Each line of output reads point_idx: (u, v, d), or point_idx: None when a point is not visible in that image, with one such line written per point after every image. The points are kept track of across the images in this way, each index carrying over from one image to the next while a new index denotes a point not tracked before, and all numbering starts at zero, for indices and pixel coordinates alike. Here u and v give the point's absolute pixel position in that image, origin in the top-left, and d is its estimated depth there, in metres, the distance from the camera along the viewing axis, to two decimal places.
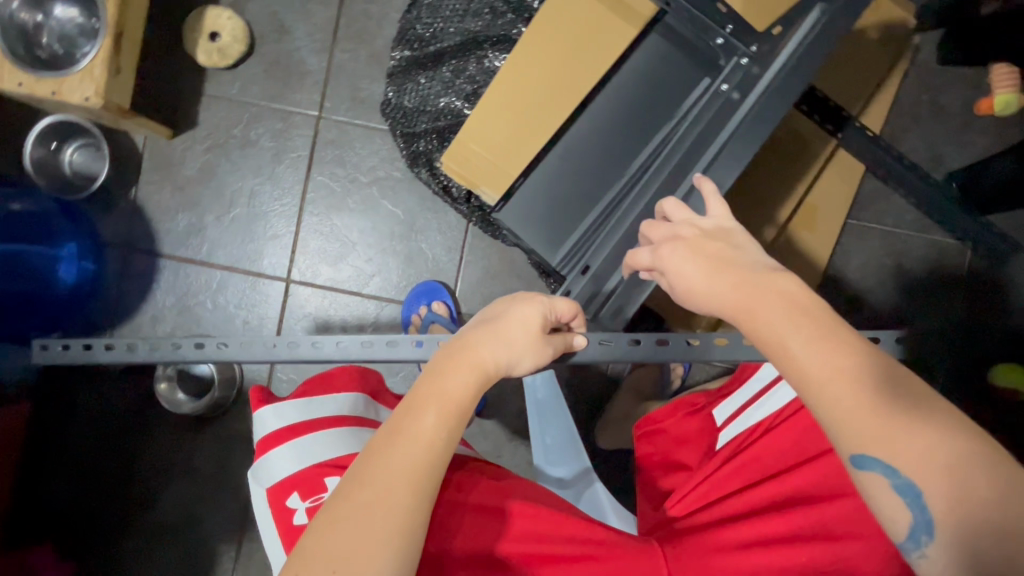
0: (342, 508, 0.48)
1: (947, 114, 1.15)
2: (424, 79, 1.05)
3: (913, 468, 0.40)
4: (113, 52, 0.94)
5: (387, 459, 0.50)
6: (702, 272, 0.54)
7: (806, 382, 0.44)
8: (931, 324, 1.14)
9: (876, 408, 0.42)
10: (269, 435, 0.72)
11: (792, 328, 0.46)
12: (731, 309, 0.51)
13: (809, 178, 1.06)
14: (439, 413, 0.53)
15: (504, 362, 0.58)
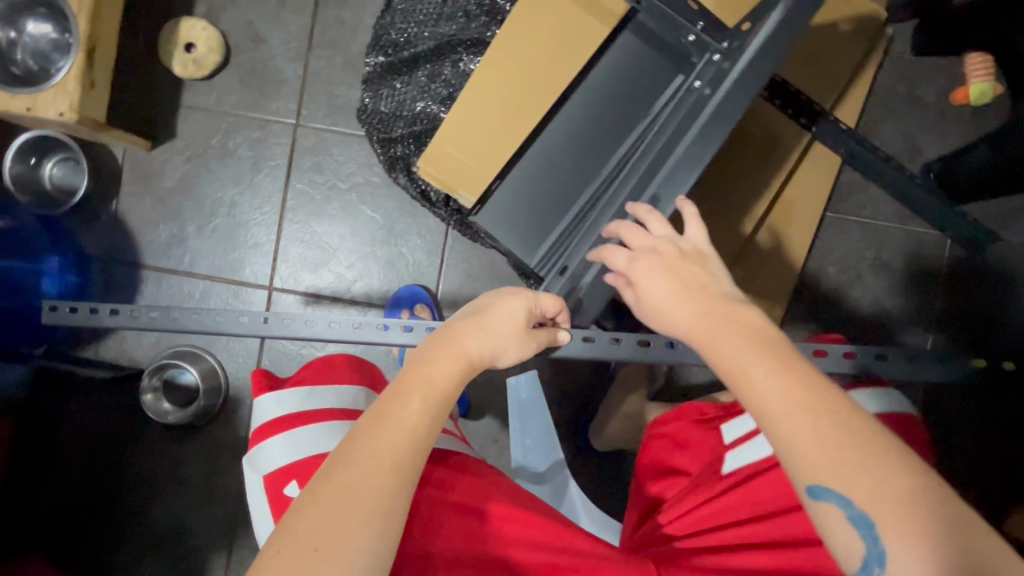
0: (325, 491, 0.47)
1: (923, 105, 1.15)
2: (400, 84, 1.05)
3: (872, 503, 0.41)
4: (87, 67, 0.95)
5: (373, 443, 0.49)
6: (670, 291, 0.55)
7: (766, 412, 0.45)
8: (913, 315, 1.14)
9: (832, 441, 0.43)
10: (267, 424, 0.70)
11: (754, 360, 0.48)
12: (696, 337, 0.52)
13: (785, 170, 1.05)
14: (424, 400, 0.52)
15: (489, 353, 0.58)
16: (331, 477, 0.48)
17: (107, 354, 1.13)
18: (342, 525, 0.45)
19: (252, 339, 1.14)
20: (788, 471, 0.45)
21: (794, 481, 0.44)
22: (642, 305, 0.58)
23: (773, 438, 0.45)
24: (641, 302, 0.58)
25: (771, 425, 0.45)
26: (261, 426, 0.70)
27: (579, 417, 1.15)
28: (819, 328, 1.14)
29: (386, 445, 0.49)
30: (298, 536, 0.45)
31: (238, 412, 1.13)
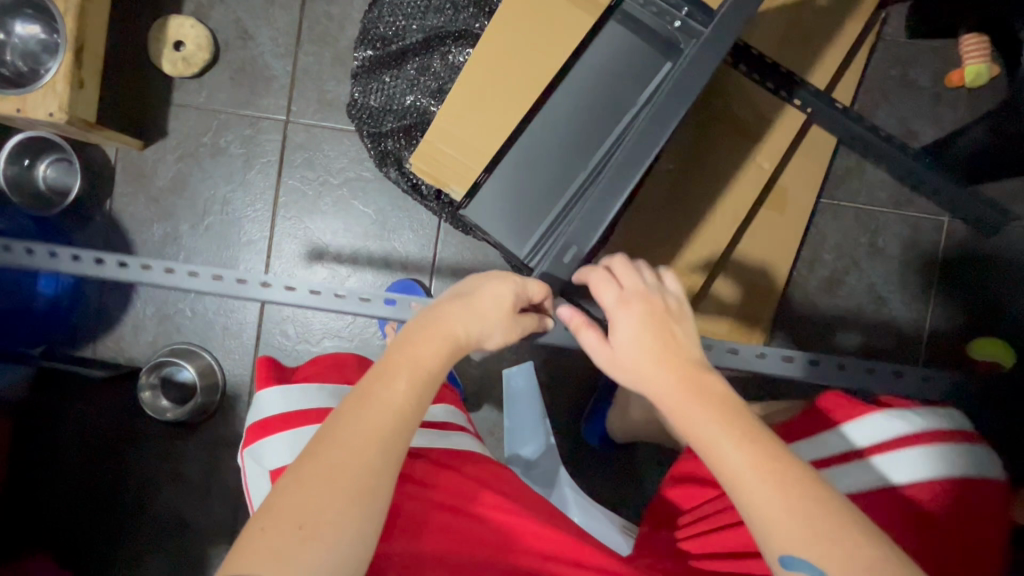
0: (308, 472, 0.47)
1: (918, 88, 1.14)
2: (388, 78, 1.05)
3: (842, 570, 0.42)
4: (75, 67, 0.95)
5: (356, 423, 0.49)
6: (640, 350, 0.56)
7: (736, 482, 0.47)
8: (910, 301, 1.13)
9: (801, 512, 0.44)
10: (276, 419, 0.66)
11: (722, 429, 0.49)
12: (666, 400, 0.54)
13: (778, 153, 1.03)
14: (411, 379, 0.53)
15: (474, 333, 0.59)
16: (313, 457, 0.48)
17: (104, 353, 1.14)
18: (326, 505, 0.46)
19: (248, 337, 1.15)
20: (760, 542, 0.46)
21: (767, 551, 0.45)
22: (614, 358, 0.59)
23: (745, 509, 0.46)
24: (614, 357, 0.59)
25: (743, 496, 0.46)
26: (266, 420, 0.67)
27: (574, 408, 1.15)
28: (816, 315, 1.13)
29: (370, 426, 0.49)
30: (283, 513, 0.45)
31: (236, 408, 1.14)
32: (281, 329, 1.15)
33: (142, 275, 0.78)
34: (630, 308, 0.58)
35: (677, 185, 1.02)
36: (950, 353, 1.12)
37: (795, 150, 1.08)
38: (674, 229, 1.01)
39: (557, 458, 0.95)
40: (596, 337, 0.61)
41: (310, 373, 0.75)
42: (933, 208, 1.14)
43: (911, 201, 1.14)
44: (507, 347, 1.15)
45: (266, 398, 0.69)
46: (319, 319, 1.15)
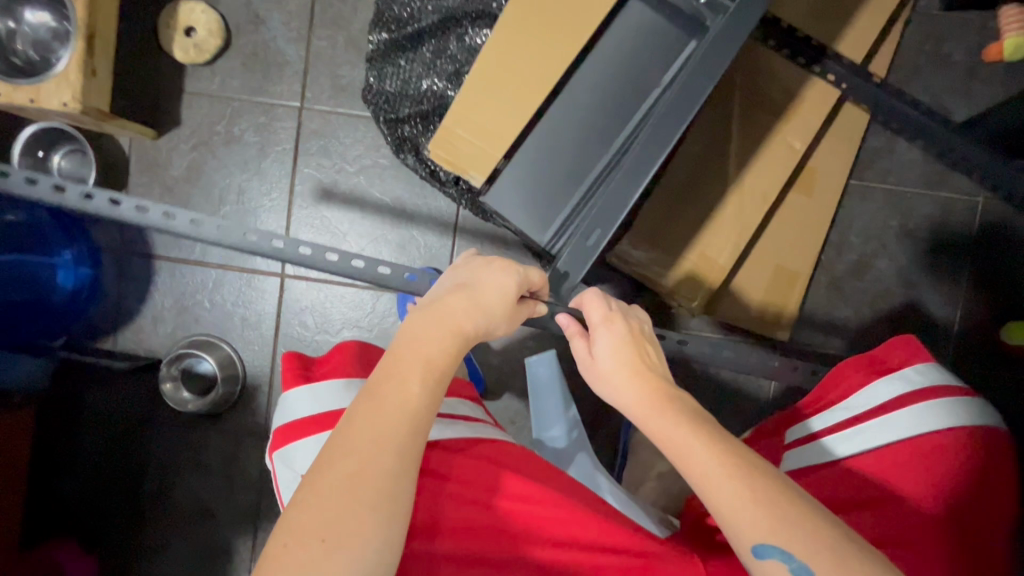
0: (325, 481, 0.45)
1: (952, 63, 1.09)
2: (404, 62, 1.02)
3: (813, 556, 0.42)
4: (87, 54, 0.93)
5: (372, 426, 0.48)
6: (616, 359, 0.58)
7: (707, 480, 0.47)
8: (941, 284, 1.10)
9: (771, 504, 0.45)
10: (305, 420, 0.66)
11: (691, 431, 0.50)
12: (639, 409, 0.54)
13: (808, 134, 1.00)
14: (423, 381, 0.51)
15: (481, 327, 0.57)
16: (332, 463, 0.46)
17: (124, 345, 1.14)
18: (347, 513, 0.44)
19: (267, 328, 1.14)
20: (730, 535, 0.45)
21: (739, 543, 0.45)
22: (592, 368, 0.60)
23: (713, 507, 0.47)
24: (593, 372, 0.60)
25: (708, 492, 0.47)
26: (296, 422, 0.66)
27: (595, 396, 1.13)
28: (844, 300, 1.11)
29: (386, 427, 0.48)
30: (305, 525, 0.44)
31: (256, 400, 1.13)
32: (301, 318, 1.14)
33: (110, 210, 0.70)
34: (612, 328, 0.60)
35: (703, 169, 0.99)
36: (980, 337, 1.10)
37: (826, 130, 1.05)
38: (700, 212, 0.98)
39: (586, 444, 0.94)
40: (579, 349, 0.63)
41: (333, 367, 0.73)
42: (967, 189, 1.11)
43: (943, 181, 1.11)
44: (528, 336, 1.14)
45: (293, 397, 0.69)
46: (339, 308, 1.14)
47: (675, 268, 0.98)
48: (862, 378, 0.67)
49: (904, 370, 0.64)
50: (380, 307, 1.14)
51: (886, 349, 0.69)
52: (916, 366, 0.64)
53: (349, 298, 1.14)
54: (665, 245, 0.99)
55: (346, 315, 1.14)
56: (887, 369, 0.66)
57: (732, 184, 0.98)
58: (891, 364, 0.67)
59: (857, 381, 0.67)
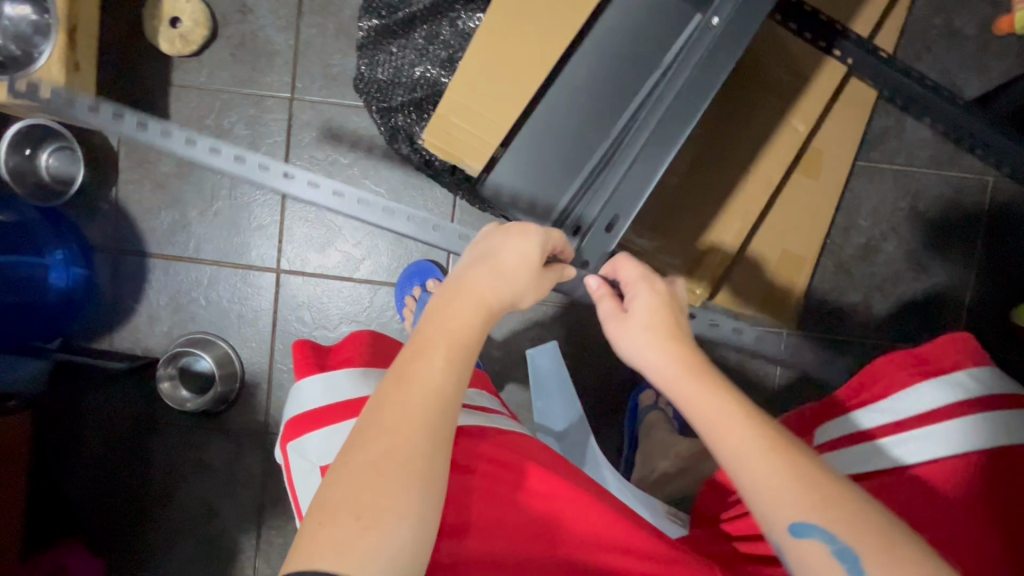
0: (357, 461, 0.45)
1: (963, 37, 1.06)
2: (396, 49, 0.99)
3: (854, 537, 0.43)
4: (69, 48, 0.91)
5: (401, 411, 0.47)
6: (648, 324, 0.56)
7: (740, 455, 0.47)
8: (952, 267, 1.08)
9: (802, 478, 0.46)
10: (324, 410, 0.61)
11: (721, 404, 0.50)
12: (665, 378, 0.54)
13: (811, 116, 0.98)
14: (450, 357, 0.50)
15: (507, 298, 0.55)
16: (363, 444, 0.45)
17: (120, 344, 1.12)
18: (381, 494, 0.43)
19: (265, 324, 1.13)
20: (764, 517, 0.46)
21: (774, 523, 0.45)
22: (617, 337, 0.58)
23: (741, 484, 0.47)
24: (617, 340, 0.58)
25: (741, 472, 0.47)
26: (312, 413, 0.61)
27: (599, 387, 1.12)
28: (851, 286, 1.08)
29: (420, 409, 0.47)
30: (338, 506, 0.43)
31: (255, 397, 1.12)
32: (297, 314, 1.12)
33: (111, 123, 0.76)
34: (652, 284, 0.59)
35: (709, 152, 0.96)
36: (992, 320, 1.07)
37: (832, 108, 1.02)
38: (704, 198, 0.96)
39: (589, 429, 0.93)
40: (606, 310, 0.60)
41: (351, 356, 0.68)
42: (977, 168, 1.08)
43: (953, 161, 1.08)
44: (529, 327, 1.12)
45: (307, 382, 0.64)
46: (337, 304, 1.12)
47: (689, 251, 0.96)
48: (904, 378, 0.62)
49: (955, 376, 0.59)
50: (378, 301, 1.12)
51: (933, 345, 0.63)
52: (969, 371, 0.59)
53: (346, 293, 1.12)
54: (673, 233, 0.97)
55: (344, 310, 1.12)
56: (934, 371, 0.61)
57: (741, 166, 0.96)
58: (942, 363, 0.61)
59: (902, 379, 0.62)
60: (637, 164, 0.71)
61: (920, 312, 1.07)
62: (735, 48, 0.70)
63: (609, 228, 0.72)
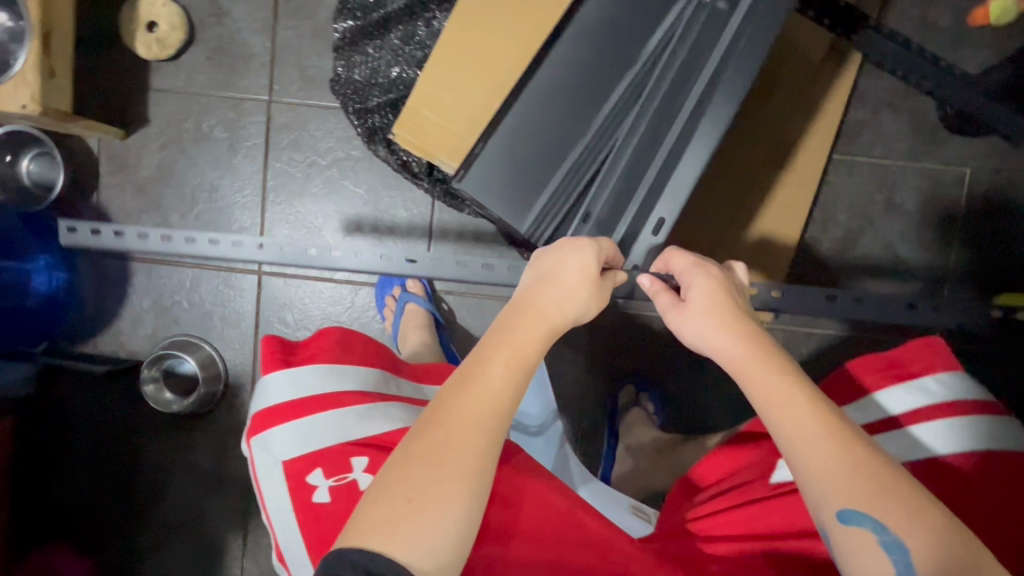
0: (416, 448, 0.47)
1: (939, 29, 1.06)
2: (372, 50, 0.99)
3: (906, 530, 0.44)
4: (43, 54, 0.91)
5: (461, 405, 0.49)
6: (709, 310, 0.56)
7: (803, 440, 0.48)
8: (930, 258, 1.08)
9: (867, 469, 0.46)
10: (286, 405, 0.63)
11: (790, 393, 0.50)
12: (733, 360, 0.54)
13: (781, 113, 1.01)
14: (508, 361, 0.52)
15: (566, 306, 0.56)
16: (423, 433, 0.48)
17: (105, 348, 1.13)
18: (440, 481, 0.46)
19: (247, 326, 1.14)
20: (815, 502, 0.47)
21: (824, 506, 0.47)
22: (679, 326, 0.58)
23: (796, 465, 0.49)
24: (679, 329, 0.58)
25: (799, 456, 0.48)
26: (275, 407, 0.63)
27: (580, 384, 1.13)
28: (830, 279, 1.08)
29: (478, 408, 0.49)
30: (389, 487, 0.46)
31: (239, 398, 1.13)
32: (279, 316, 1.13)
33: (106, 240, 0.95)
34: (706, 271, 0.60)
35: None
36: None
37: (814, 99, 1.02)
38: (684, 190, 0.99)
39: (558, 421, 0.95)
40: (663, 303, 0.60)
41: (315, 349, 0.69)
42: (955, 159, 1.08)
43: (930, 153, 1.08)
44: None
45: (269, 376, 0.65)
46: (317, 305, 1.13)
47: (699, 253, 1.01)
48: (877, 381, 0.68)
49: (926, 381, 0.65)
50: (360, 301, 1.13)
51: (905, 349, 0.68)
52: (938, 376, 0.65)
53: (327, 293, 1.13)
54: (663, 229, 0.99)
55: (324, 312, 1.13)
56: (906, 375, 0.67)
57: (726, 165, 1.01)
58: (913, 369, 0.67)
59: (874, 382, 0.68)
60: (679, 168, 0.76)
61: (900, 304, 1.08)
62: (757, 54, 0.74)
63: (656, 231, 0.77)
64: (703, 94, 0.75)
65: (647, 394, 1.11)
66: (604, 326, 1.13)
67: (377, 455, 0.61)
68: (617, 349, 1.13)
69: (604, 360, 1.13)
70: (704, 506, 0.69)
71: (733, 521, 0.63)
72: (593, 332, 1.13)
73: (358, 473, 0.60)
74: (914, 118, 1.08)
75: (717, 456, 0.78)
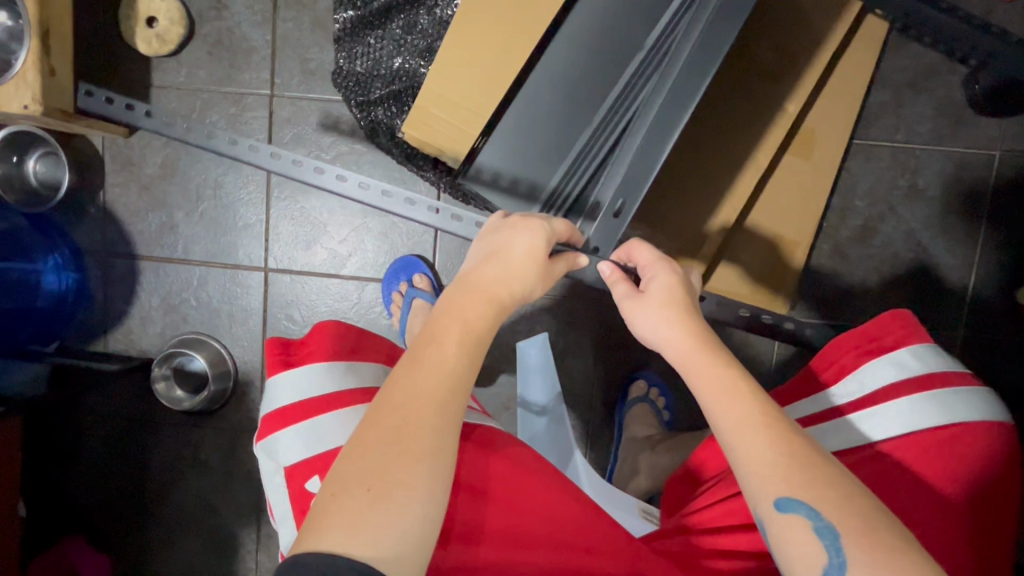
0: (373, 435, 0.45)
1: (967, 3, 1.00)
2: (373, 40, 0.96)
3: (837, 517, 0.44)
4: (43, 53, 0.90)
5: (417, 390, 0.47)
6: (665, 302, 0.58)
7: (740, 429, 0.49)
8: (955, 247, 1.04)
9: (804, 459, 0.47)
10: (288, 408, 0.63)
11: (729, 384, 0.52)
12: (679, 352, 0.56)
13: (805, 92, 0.94)
14: (462, 342, 0.50)
15: (515, 290, 0.54)
16: (379, 419, 0.46)
17: (115, 346, 1.14)
18: (396, 460, 0.43)
19: (255, 323, 1.13)
20: (754, 492, 0.48)
21: (760, 496, 0.47)
22: (637, 322, 0.59)
23: (733, 458, 0.50)
24: (634, 317, 0.59)
25: (737, 447, 0.49)
26: (278, 411, 0.63)
27: (591, 378, 1.11)
28: (848, 269, 1.05)
29: (432, 387, 0.47)
30: (350, 478, 0.43)
31: (248, 396, 1.13)
32: (286, 312, 1.13)
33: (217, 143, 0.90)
34: (671, 266, 0.61)
35: (715, 128, 0.95)
36: (996, 302, 1.04)
37: (829, 75, 0.98)
38: (709, 178, 0.95)
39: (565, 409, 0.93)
40: (620, 292, 0.62)
41: (313, 347, 0.68)
42: (982, 143, 1.03)
43: (955, 135, 1.03)
44: (518, 319, 1.11)
45: (274, 380, 0.65)
46: (324, 301, 1.12)
47: (699, 232, 0.96)
48: (856, 359, 0.68)
49: (899, 353, 0.66)
50: (366, 297, 1.12)
51: (878, 323, 0.69)
52: (912, 347, 0.66)
53: (334, 289, 1.12)
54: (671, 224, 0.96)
55: (332, 307, 1.12)
56: (881, 349, 0.67)
57: (740, 156, 0.94)
58: (885, 342, 0.68)
59: (850, 360, 0.68)
60: (642, 145, 0.69)
61: (921, 294, 1.04)
62: (727, 36, 0.68)
63: (615, 215, 0.70)
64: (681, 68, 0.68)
65: (657, 387, 1.09)
66: (614, 320, 1.11)
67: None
68: (628, 343, 1.11)
69: (615, 353, 1.11)
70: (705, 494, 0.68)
71: (734, 510, 0.62)
72: (603, 327, 1.11)
73: None
74: (939, 100, 1.03)
75: (708, 444, 0.75)
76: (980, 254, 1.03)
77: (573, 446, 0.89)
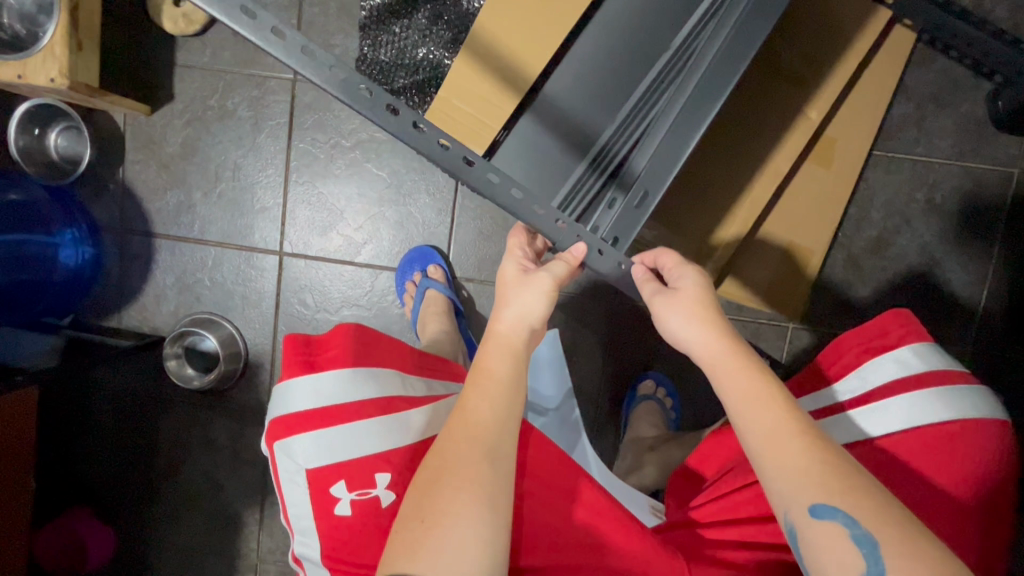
0: (421, 477, 0.53)
1: (993, 18, 1.00)
2: (399, 28, 0.97)
3: (877, 526, 0.45)
4: (72, 27, 0.91)
5: (468, 431, 0.55)
6: (698, 302, 0.58)
7: (774, 435, 0.50)
8: (970, 263, 1.04)
9: (840, 469, 0.48)
10: (307, 414, 0.60)
11: (765, 393, 0.53)
12: (711, 356, 0.56)
13: (828, 100, 0.94)
14: (503, 396, 0.58)
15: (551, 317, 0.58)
16: (452, 450, 0.54)
17: (129, 322, 1.15)
18: (440, 497, 0.51)
19: (268, 306, 1.14)
20: (786, 497, 0.48)
21: (795, 501, 0.48)
22: (669, 331, 0.59)
23: (763, 467, 0.50)
24: (662, 316, 0.59)
25: (767, 454, 0.50)
26: (298, 415, 0.60)
27: (598, 376, 1.12)
28: (861, 280, 1.05)
29: (475, 434, 0.55)
30: (408, 512, 0.51)
31: (259, 377, 1.14)
32: (299, 297, 1.13)
33: None
34: (693, 267, 0.62)
35: (735, 138, 0.95)
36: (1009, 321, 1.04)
37: (853, 86, 0.98)
38: (720, 190, 0.96)
39: (573, 404, 0.94)
40: (650, 290, 0.61)
41: (336, 352, 0.65)
42: (1002, 160, 1.03)
43: (976, 152, 1.03)
44: None
45: (290, 383, 0.62)
46: (337, 286, 1.12)
47: (710, 236, 0.96)
48: (858, 357, 0.68)
49: (902, 352, 0.66)
50: (379, 285, 1.13)
51: (880, 321, 0.69)
52: (913, 346, 0.66)
53: (347, 276, 1.13)
54: (689, 229, 0.97)
55: (344, 293, 1.13)
56: (883, 348, 0.67)
57: (758, 163, 0.95)
58: (887, 340, 0.67)
59: (853, 360, 0.68)
60: (663, 144, 0.67)
61: (933, 308, 1.04)
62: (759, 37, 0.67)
63: (637, 205, 0.67)
64: (707, 75, 0.67)
65: (664, 388, 1.09)
66: (624, 321, 1.11)
67: (399, 472, 0.61)
68: (637, 343, 1.11)
69: (624, 352, 1.11)
70: (710, 487, 0.67)
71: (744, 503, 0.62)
72: (614, 327, 1.11)
73: (381, 490, 0.59)
74: (961, 115, 1.03)
75: (709, 440, 0.75)
76: (995, 271, 1.04)
77: (579, 432, 0.91)
